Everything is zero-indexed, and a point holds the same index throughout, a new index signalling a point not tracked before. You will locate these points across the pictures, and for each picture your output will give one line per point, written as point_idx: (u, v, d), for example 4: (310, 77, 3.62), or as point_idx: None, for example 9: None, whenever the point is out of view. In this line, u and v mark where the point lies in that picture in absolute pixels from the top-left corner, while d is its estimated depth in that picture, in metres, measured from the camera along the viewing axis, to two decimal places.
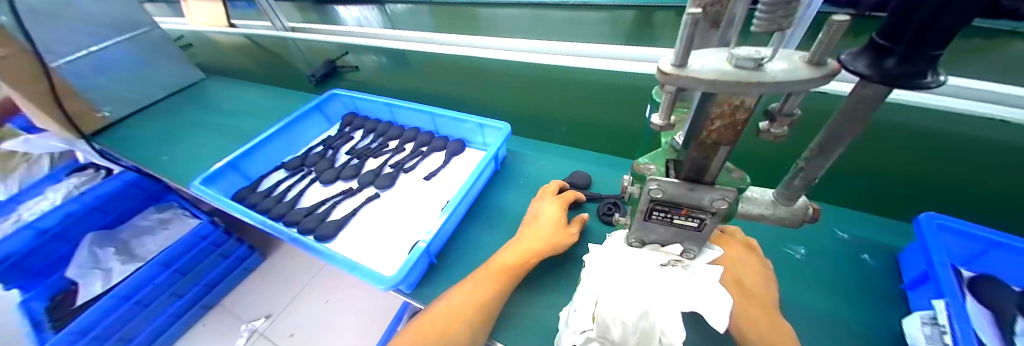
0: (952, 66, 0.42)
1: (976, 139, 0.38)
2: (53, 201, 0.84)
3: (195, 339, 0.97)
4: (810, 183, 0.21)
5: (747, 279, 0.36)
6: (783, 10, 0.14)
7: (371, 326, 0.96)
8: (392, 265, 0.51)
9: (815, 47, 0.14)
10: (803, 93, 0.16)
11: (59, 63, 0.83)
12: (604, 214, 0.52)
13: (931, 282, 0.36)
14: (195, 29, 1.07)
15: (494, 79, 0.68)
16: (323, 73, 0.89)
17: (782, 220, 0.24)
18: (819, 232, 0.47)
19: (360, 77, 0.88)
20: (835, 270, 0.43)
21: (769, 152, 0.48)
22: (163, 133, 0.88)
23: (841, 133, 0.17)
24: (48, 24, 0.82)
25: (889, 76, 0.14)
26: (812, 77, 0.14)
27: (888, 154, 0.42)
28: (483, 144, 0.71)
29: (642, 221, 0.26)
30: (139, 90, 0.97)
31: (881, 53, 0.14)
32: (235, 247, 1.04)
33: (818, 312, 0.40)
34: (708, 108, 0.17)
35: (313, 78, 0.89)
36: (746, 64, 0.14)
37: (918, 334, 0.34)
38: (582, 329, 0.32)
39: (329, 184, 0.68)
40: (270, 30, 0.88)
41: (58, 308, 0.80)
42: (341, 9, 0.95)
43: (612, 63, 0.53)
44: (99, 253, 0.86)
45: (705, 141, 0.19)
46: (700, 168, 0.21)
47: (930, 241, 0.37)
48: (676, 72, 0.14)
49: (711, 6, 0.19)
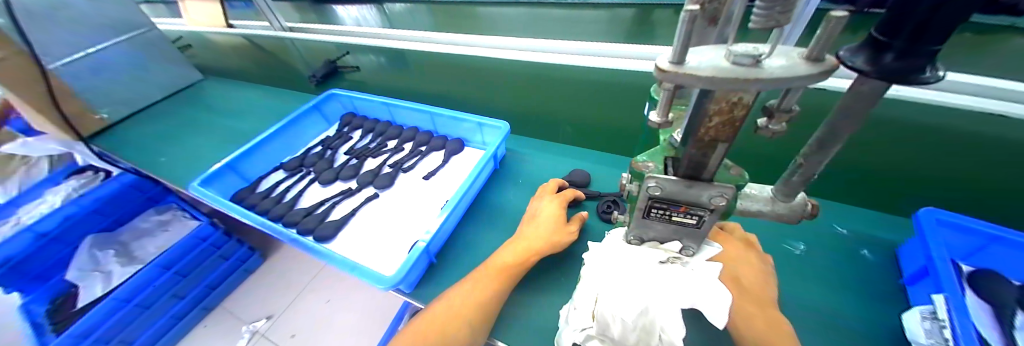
0: (953, 60, 0.42)
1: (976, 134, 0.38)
2: (52, 204, 0.83)
3: (197, 341, 0.97)
4: (809, 179, 0.21)
5: (744, 275, 0.36)
6: (781, 6, 0.14)
7: (372, 326, 0.96)
8: (392, 265, 0.51)
9: (814, 42, 0.13)
10: (800, 89, 0.16)
11: (57, 65, 0.83)
12: (604, 212, 0.52)
13: (930, 277, 0.36)
14: (193, 29, 1.07)
15: (494, 79, 0.69)
16: (324, 73, 0.88)
17: (780, 217, 0.24)
18: (819, 228, 0.47)
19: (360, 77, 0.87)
20: (835, 266, 0.43)
21: (768, 149, 0.48)
22: (162, 134, 0.88)
23: (839, 129, 0.17)
24: (45, 27, 0.82)
25: (887, 71, 0.14)
26: (810, 73, 0.14)
27: (886, 150, 0.42)
28: (482, 143, 0.71)
29: (641, 219, 0.26)
30: (137, 92, 0.97)
31: (879, 49, 0.14)
32: (235, 248, 1.05)
33: (817, 308, 0.40)
34: (706, 105, 0.17)
35: (314, 78, 0.88)
36: (744, 60, 0.14)
37: (918, 328, 0.34)
38: (582, 327, 0.32)
39: (328, 185, 0.68)
40: (267, 31, 0.89)
41: (59, 311, 0.80)
42: (339, 9, 0.95)
43: (610, 61, 0.53)
44: (100, 255, 0.87)
45: (704, 138, 0.19)
46: (698, 165, 0.21)
47: (929, 236, 0.37)
48: (674, 69, 0.14)
49: (709, 3, 0.20)
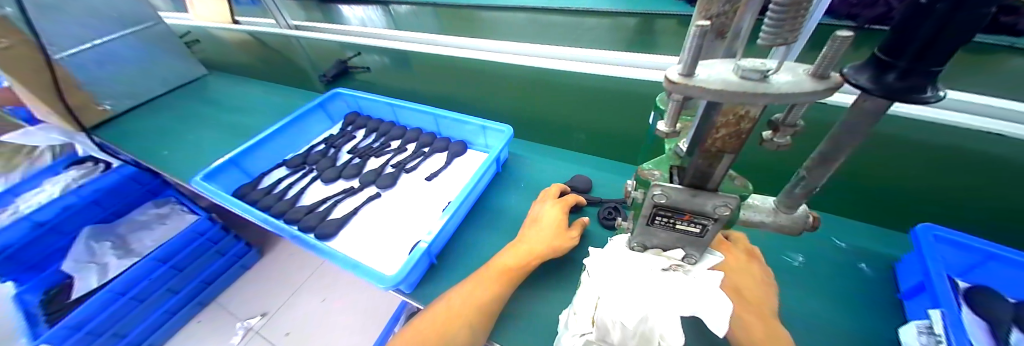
0: (957, 79, 0.42)
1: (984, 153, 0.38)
2: (51, 193, 0.83)
3: (191, 337, 0.96)
4: (811, 192, 0.21)
5: (746, 287, 0.36)
6: (790, 24, 0.15)
7: (368, 327, 0.96)
8: (392, 265, 0.51)
9: (821, 60, 0.14)
10: (805, 105, 0.16)
11: (63, 56, 0.82)
12: (604, 218, 0.52)
13: (927, 291, 0.36)
14: (199, 23, 1.08)
15: (495, 81, 0.68)
16: (335, 73, 0.87)
17: (782, 228, 0.25)
18: (817, 240, 0.48)
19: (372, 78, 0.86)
20: (832, 279, 0.44)
21: (769, 161, 0.48)
22: (165, 128, 0.88)
23: (842, 143, 0.18)
24: (52, 17, 0.81)
25: (889, 90, 0.14)
26: (815, 89, 0.14)
27: (886, 167, 0.43)
28: (485, 146, 0.72)
29: (645, 226, 0.27)
30: (141, 84, 0.97)
31: (883, 68, 0.15)
32: (233, 243, 1.04)
33: (816, 320, 0.40)
34: (713, 117, 0.18)
35: (325, 78, 0.88)
36: (752, 75, 0.15)
37: (914, 342, 0.35)
38: (582, 332, 0.32)
39: (330, 183, 0.68)
40: (274, 28, 0.90)
41: (53, 303, 0.80)
42: (345, 9, 0.95)
43: (616, 69, 0.54)
44: (95, 247, 0.86)
45: (710, 148, 0.19)
46: (704, 176, 0.21)
47: (926, 252, 0.37)
48: (684, 81, 0.15)
49: (716, 17, 0.20)
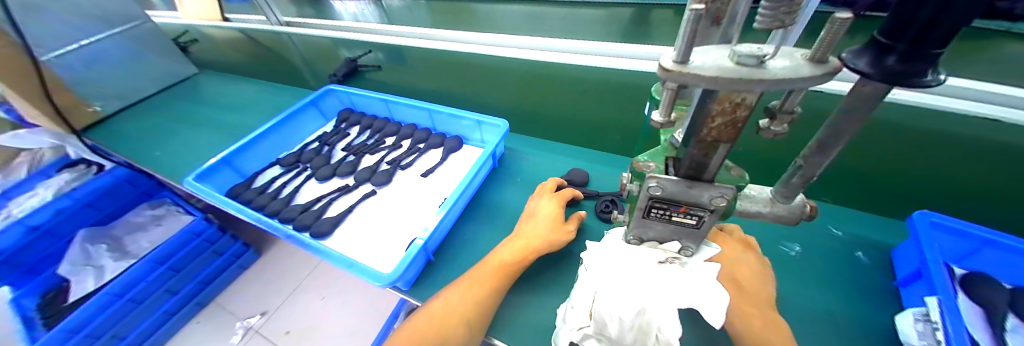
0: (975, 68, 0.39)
1: (989, 143, 0.37)
2: (43, 197, 0.80)
3: (188, 338, 0.96)
4: (808, 181, 0.21)
5: (741, 277, 0.36)
6: (786, 7, 0.14)
7: (366, 325, 0.96)
8: (390, 262, 0.51)
9: (819, 44, 0.13)
10: (803, 90, 0.16)
11: (49, 57, 0.81)
12: (603, 211, 0.52)
13: (924, 279, 0.36)
14: (187, 21, 1.05)
15: (488, 75, 0.66)
16: (345, 72, 0.84)
17: (779, 218, 0.24)
18: (812, 229, 0.48)
19: (382, 76, 0.83)
20: (829, 268, 0.44)
21: (767, 150, 0.48)
22: (157, 128, 0.87)
23: (842, 129, 0.17)
24: (38, 19, 0.79)
25: (889, 74, 0.14)
26: (814, 74, 0.14)
27: (885, 156, 0.42)
28: (481, 141, 0.71)
29: (641, 218, 0.26)
30: (130, 84, 0.96)
31: (882, 51, 0.14)
32: (230, 244, 1.04)
33: (813, 310, 0.40)
34: (708, 105, 0.17)
35: (336, 78, 0.84)
36: (748, 60, 0.14)
37: (910, 330, 0.35)
38: (579, 326, 0.32)
39: (325, 181, 0.68)
40: (264, 25, 0.87)
41: (51, 305, 0.79)
42: (337, 3, 0.93)
43: (617, 62, 0.52)
44: (92, 250, 0.86)
45: (706, 138, 0.19)
46: (700, 166, 0.21)
47: (923, 238, 0.37)
48: (679, 69, 0.14)
49: (713, 3, 0.18)
